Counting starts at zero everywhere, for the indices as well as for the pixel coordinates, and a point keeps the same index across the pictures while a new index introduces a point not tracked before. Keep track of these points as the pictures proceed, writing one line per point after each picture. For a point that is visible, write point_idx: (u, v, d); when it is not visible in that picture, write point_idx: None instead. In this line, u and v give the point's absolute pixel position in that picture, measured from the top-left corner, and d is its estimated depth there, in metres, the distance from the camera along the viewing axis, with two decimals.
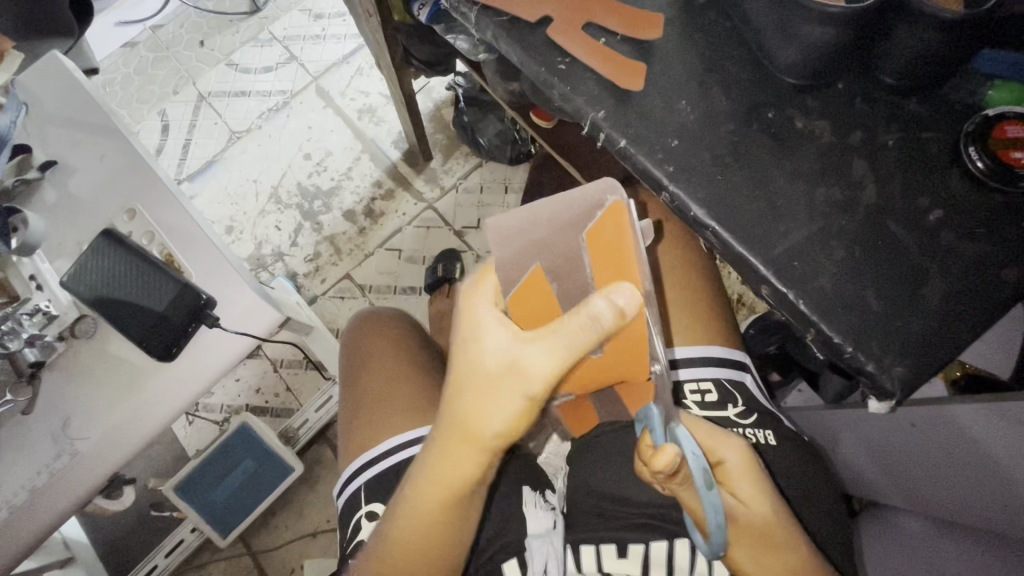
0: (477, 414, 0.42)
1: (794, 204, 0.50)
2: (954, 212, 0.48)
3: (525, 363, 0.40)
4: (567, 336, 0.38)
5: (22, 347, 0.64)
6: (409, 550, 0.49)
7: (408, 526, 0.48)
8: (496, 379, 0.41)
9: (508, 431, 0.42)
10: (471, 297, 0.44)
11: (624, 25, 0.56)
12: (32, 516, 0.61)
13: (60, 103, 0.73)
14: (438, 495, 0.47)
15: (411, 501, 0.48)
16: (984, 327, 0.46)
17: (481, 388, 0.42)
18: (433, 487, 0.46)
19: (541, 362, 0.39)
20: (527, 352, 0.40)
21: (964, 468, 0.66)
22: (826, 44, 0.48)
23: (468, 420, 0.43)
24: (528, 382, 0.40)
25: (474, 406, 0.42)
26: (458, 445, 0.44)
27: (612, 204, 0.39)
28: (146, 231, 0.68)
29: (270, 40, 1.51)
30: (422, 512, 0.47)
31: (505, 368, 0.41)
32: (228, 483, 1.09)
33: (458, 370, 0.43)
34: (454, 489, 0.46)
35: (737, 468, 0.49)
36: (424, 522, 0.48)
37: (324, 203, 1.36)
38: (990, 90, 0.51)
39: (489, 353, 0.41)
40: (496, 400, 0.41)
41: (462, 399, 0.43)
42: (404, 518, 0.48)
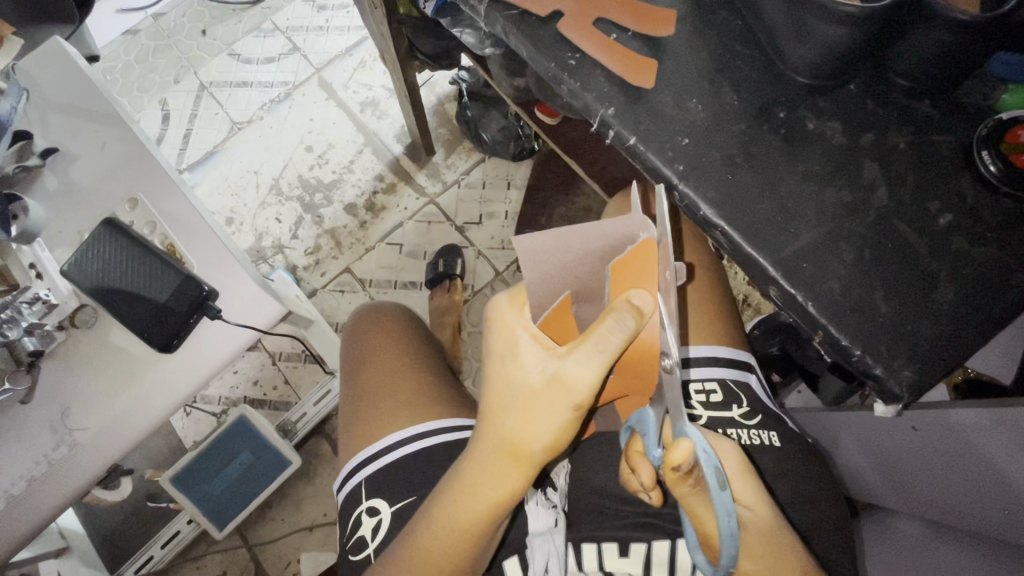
0: (522, 429, 0.42)
1: (804, 205, 0.49)
2: (963, 216, 0.48)
3: (566, 377, 0.40)
4: (605, 350, 0.39)
5: (22, 336, 0.63)
6: (452, 558, 0.49)
7: (446, 541, 0.48)
8: (539, 396, 0.41)
9: (555, 443, 0.43)
10: (504, 313, 0.43)
11: (635, 22, 0.56)
12: (28, 507, 0.61)
13: (62, 90, 0.72)
14: (482, 510, 0.46)
15: (450, 515, 0.48)
16: (993, 332, 0.46)
17: (524, 405, 0.42)
18: (476, 504, 0.46)
19: (582, 374, 0.40)
20: (567, 366, 0.40)
21: (967, 476, 0.65)
22: (838, 43, 0.47)
23: (513, 436, 0.43)
24: (574, 396, 0.40)
25: (520, 423, 0.42)
26: (503, 460, 0.44)
27: (642, 242, 0.39)
28: (149, 221, 0.67)
29: (272, 30, 1.49)
30: (464, 525, 0.47)
31: (545, 383, 0.41)
32: (225, 474, 1.09)
33: (498, 387, 0.43)
34: (499, 504, 0.46)
35: (734, 472, 0.48)
36: (466, 535, 0.48)
37: (325, 196, 1.35)
38: (1003, 94, 0.51)
39: (528, 370, 0.41)
40: (539, 416, 0.41)
41: (506, 416, 0.43)
42: (444, 531, 0.48)
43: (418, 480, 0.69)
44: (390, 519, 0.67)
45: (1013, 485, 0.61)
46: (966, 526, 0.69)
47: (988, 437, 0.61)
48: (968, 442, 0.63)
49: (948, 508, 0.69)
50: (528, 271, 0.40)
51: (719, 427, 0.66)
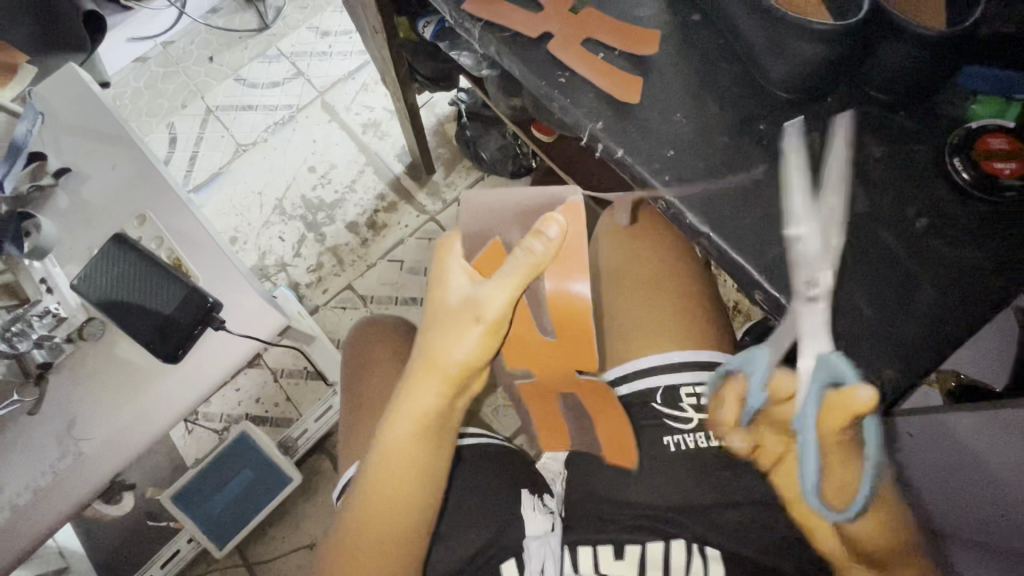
0: (443, 342, 0.51)
1: (786, 212, 0.51)
2: (942, 221, 0.50)
3: (480, 299, 0.51)
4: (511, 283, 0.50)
5: (31, 348, 0.65)
6: (408, 494, 0.54)
7: (388, 466, 0.53)
8: (457, 314, 0.51)
9: (472, 357, 0.51)
10: (441, 255, 0.55)
11: (622, 42, 0.59)
12: (30, 519, 0.62)
13: (75, 113, 0.75)
14: (414, 427, 0.53)
15: (388, 435, 0.53)
16: (972, 334, 0.47)
17: (446, 321, 0.52)
18: (408, 420, 0.52)
19: (494, 296, 0.50)
20: (482, 291, 0.51)
21: (976, 477, 0.69)
22: (814, 60, 0.50)
23: (436, 348, 0.52)
24: (484, 313, 0.51)
25: (442, 337, 0.51)
26: (426, 374, 0.52)
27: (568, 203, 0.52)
28: (156, 236, 0.70)
29: (278, 56, 1.55)
30: (400, 443, 0.53)
31: (464, 303, 0.52)
32: (225, 493, 1.10)
33: (430, 312, 0.54)
34: (427, 419, 0.53)
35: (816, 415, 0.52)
36: (406, 458, 0.53)
37: (327, 214, 1.38)
38: (973, 105, 0.53)
39: (454, 293, 0.53)
40: (457, 332, 0.51)
41: (431, 333, 0.52)
42: (385, 450, 0.53)
43: None
44: None
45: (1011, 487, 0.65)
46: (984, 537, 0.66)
47: (982, 438, 0.67)
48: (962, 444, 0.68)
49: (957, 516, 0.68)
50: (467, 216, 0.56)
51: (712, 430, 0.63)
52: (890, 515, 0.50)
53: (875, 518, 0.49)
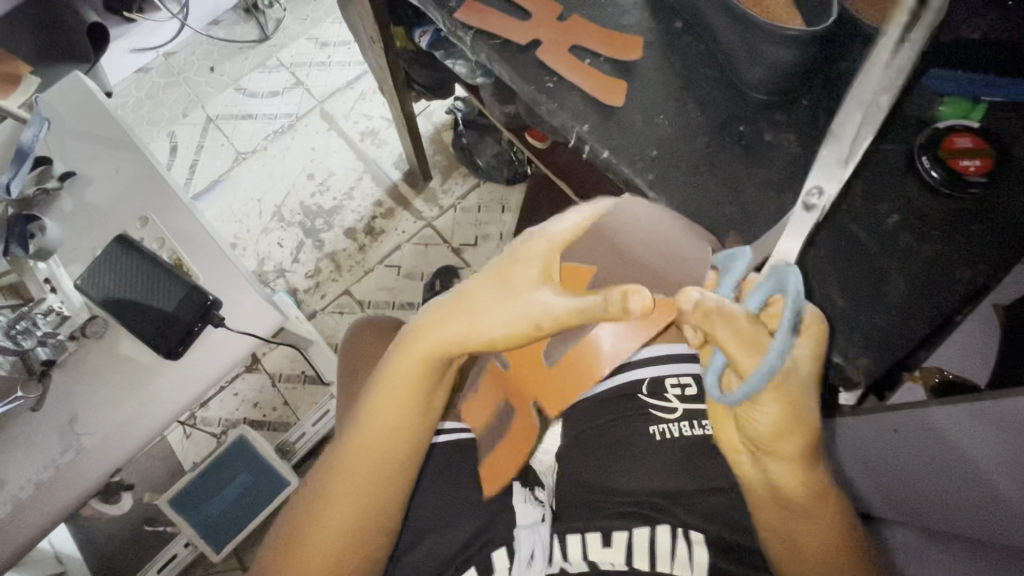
0: (485, 307, 0.50)
1: (764, 209, 0.54)
2: (912, 218, 0.52)
3: (543, 302, 0.48)
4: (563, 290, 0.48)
5: (35, 345, 0.67)
6: (401, 432, 0.54)
7: (386, 399, 0.54)
8: (514, 296, 0.49)
9: (499, 339, 0.50)
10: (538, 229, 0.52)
11: (607, 48, 0.61)
12: (31, 514, 0.63)
13: (81, 119, 0.78)
14: (420, 365, 0.53)
15: (399, 365, 0.54)
16: (942, 324, 0.50)
17: (503, 290, 0.50)
18: (420, 356, 0.53)
19: (557, 300, 0.48)
20: (550, 296, 0.48)
21: (947, 469, 0.66)
22: (788, 64, 0.53)
23: (479, 303, 0.50)
24: (535, 316, 0.48)
25: (489, 300, 0.50)
26: (453, 320, 0.52)
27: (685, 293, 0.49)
28: (158, 237, 0.72)
29: (277, 66, 1.58)
30: (406, 384, 0.54)
31: (528, 297, 0.49)
32: (223, 496, 1.12)
33: (494, 270, 0.51)
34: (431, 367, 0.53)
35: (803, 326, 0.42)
36: (402, 395, 0.54)
37: (326, 221, 1.41)
38: (939, 107, 0.55)
39: (526, 276, 0.50)
40: (503, 307, 0.49)
41: (483, 291, 0.50)
42: (391, 380, 0.54)
43: None
44: None
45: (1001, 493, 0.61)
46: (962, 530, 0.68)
47: (978, 443, 0.61)
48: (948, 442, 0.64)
49: (933, 511, 0.70)
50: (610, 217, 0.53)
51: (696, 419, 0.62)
52: (812, 424, 0.43)
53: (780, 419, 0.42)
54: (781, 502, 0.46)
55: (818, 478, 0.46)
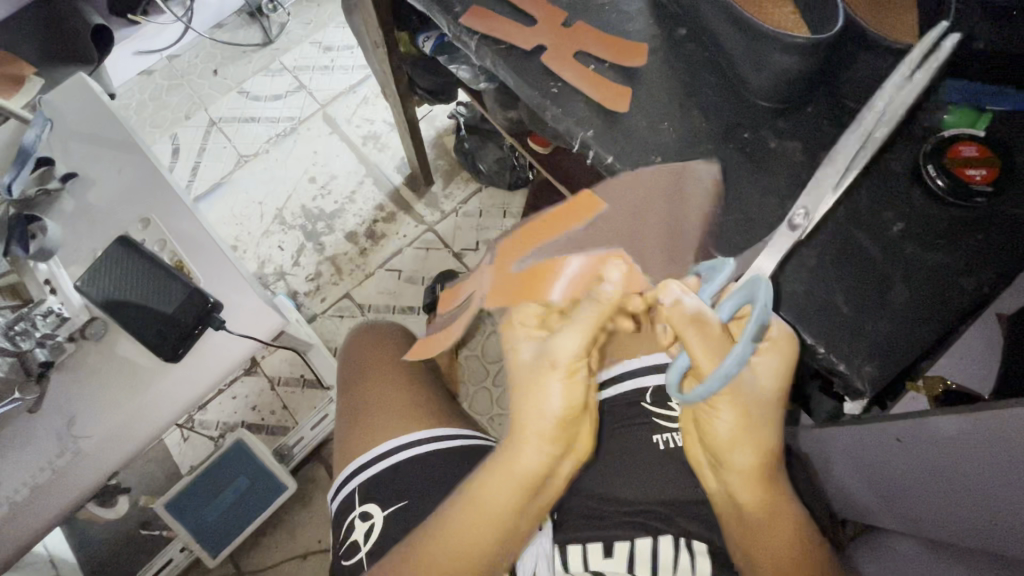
0: (532, 406, 0.46)
1: (768, 216, 0.54)
2: (918, 226, 0.52)
3: (552, 349, 0.45)
4: (597, 292, 0.46)
5: (33, 347, 0.66)
6: (457, 546, 0.47)
7: (474, 536, 0.47)
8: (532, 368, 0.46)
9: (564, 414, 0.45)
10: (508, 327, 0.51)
11: (611, 54, 0.61)
12: (27, 517, 0.62)
13: (83, 121, 0.78)
14: (512, 494, 0.47)
15: (478, 507, 0.47)
16: (949, 332, 0.49)
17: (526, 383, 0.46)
18: (505, 491, 0.46)
19: (567, 342, 0.45)
20: (552, 342, 0.45)
21: (950, 487, 0.64)
22: (794, 72, 0.53)
23: (525, 412, 0.46)
24: (562, 363, 0.45)
25: (529, 400, 0.46)
26: (515, 439, 0.47)
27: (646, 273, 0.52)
28: (159, 239, 0.72)
29: (281, 70, 1.58)
30: (496, 516, 0.47)
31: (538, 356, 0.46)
32: (219, 500, 1.11)
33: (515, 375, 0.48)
34: (531, 482, 0.46)
35: (773, 342, 0.46)
36: (497, 527, 0.47)
37: (327, 224, 1.40)
38: (945, 115, 0.56)
39: (523, 348, 0.48)
40: (541, 387, 0.45)
41: (520, 395, 0.47)
42: (472, 522, 0.47)
43: (404, 488, 0.69)
44: (383, 523, 0.67)
45: (995, 508, 0.60)
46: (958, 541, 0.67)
47: (968, 456, 0.60)
48: (946, 451, 0.62)
49: (931, 520, 0.69)
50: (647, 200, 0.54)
51: None
52: (766, 431, 0.46)
53: (735, 416, 0.45)
54: (734, 507, 0.49)
55: (773, 488, 0.48)
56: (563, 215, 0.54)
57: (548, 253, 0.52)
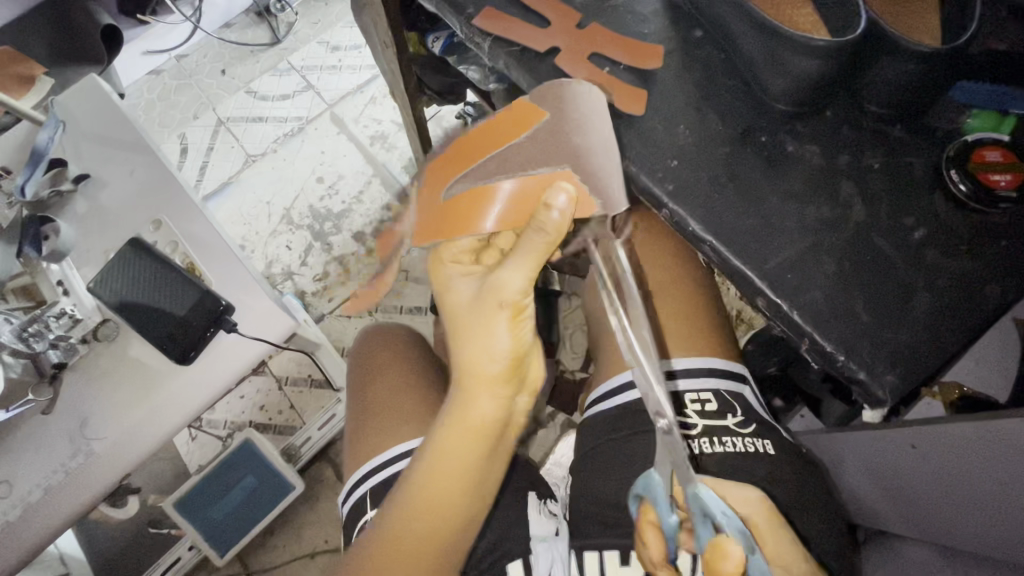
0: (476, 347, 0.50)
1: (786, 221, 0.53)
2: (939, 232, 0.51)
3: (498, 283, 0.50)
4: (543, 219, 0.48)
5: (47, 348, 0.67)
6: (438, 487, 0.51)
7: (443, 472, 0.51)
8: (472, 308, 0.51)
9: (511, 348, 0.50)
10: (453, 275, 0.55)
11: (626, 56, 0.61)
12: (41, 518, 0.62)
13: (95, 122, 0.78)
14: (471, 430, 0.51)
15: (445, 446, 0.51)
16: (971, 340, 0.48)
17: (464, 325, 0.51)
18: (467, 427, 0.51)
19: (513, 278, 0.50)
20: (498, 278, 0.50)
21: (972, 491, 0.62)
22: (813, 75, 0.52)
23: (472, 352, 0.50)
24: (503, 297, 0.50)
25: (473, 341, 0.50)
26: (466, 382, 0.51)
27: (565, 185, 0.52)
28: (170, 241, 0.72)
29: (288, 69, 1.58)
30: (457, 453, 0.51)
31: (479, 296, 0.51)
32: (228, 500, 1.11)
33: (453, 318, 0.53)
34: (486, 427, 0.51)
35: (762, 523, 0.54)
36: (465, 464, 0.51)
37: (335, 224, 1.40)
38: (968, 118, 0.55)
39: (462, 291, 0.54)
40: (482, 327, 0.50)
41: (461, 335, 0.51)
42: (437, 460, 0.52)
43: None
44: None
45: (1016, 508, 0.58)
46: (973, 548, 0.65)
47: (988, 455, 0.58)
48: (965, 457, 0.61)
49: (945, 526, 0.67)
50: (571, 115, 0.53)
51: (715, 435, 0.66)
52: None
53: None
54: None
55: None
56: (505, 128, 0.54)
57: (483, 176, 0.54)
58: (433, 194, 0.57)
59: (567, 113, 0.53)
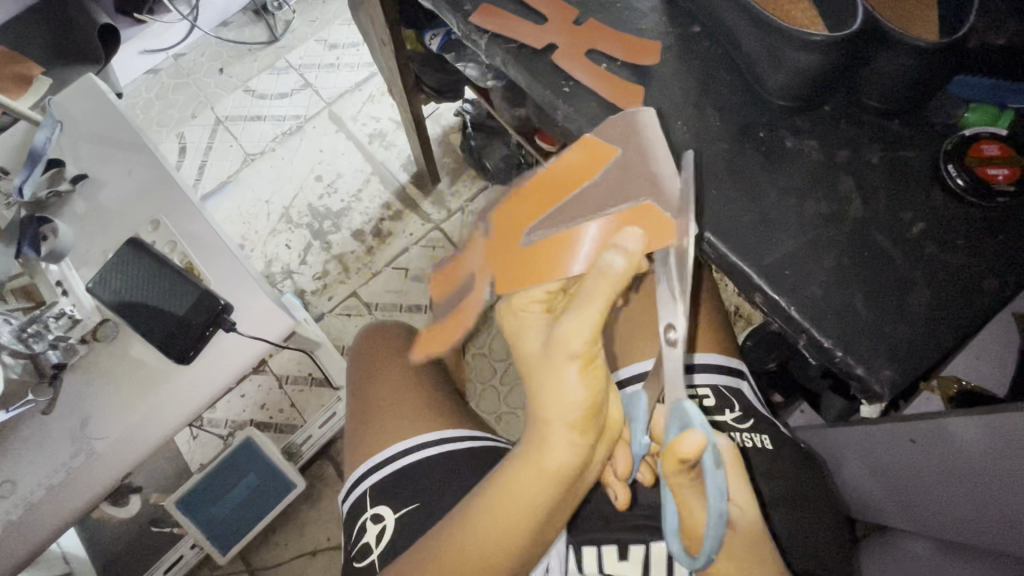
0: (547, 399, 0.44)
1: (784, 216, 0.53)
2: (937, 226, 0.51)
3: (563, 333, 0.42)
4: (604, 263, 0.41)
5: (46, 349, 0.66)
6: (498, 536, 0.46)
7: (501, 524, 0.46)
8: (541, 356, 0.45)
9: (586, 401, 0.43)
10: (517, 317, 0.48)
11: (623, 52, 0.60)
12: (43, 518, 0.62)
13: (93, 122, 0.78)
14: (544, 481, 0.45)
15: (506, 496, 0.46)
16: (967, 334, 0.48)
17: (537, 370, 0.45)
18: (538, 479, 0.45)
19: (578, 326, 0.42)
20: (561, 328, 0.43)
21: (971, 486, 0.62)
22: (810, 69, 0.52)
23: (542, 403, 0.45)
24: (570, 348, 0.42)
25: (544, 392, 0.44)
26: (540, 434, 0.45)
27: (644, 206, 0.44)
28: (169, 240, 0.72)
29: (286, 68, 1.58)
30: (522, 508, 0.46)
31: (545, 343, 0.45)
32: (229, 498, 1.11)
33: (524, 363, 0.47)
34: (560, 477, 0.45)
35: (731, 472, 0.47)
36: (528, 518, 0.46)
37: (334, 222, 1.40)
38: (966, 113, 0.55)
39: (534, 333, 0.47)
40: (552, 377, 0.44)
41: (533, 383, 0.46)
42: (494, 512, 0.46)
43: (417, 489, 0.69)
44: (395, 525, 0.67)
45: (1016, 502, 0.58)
46: (976, 541, 0.65)
47: (989, 449, 0.58)
48: (967, 454, 0.61)
49: (948, 520, 0.67)
50: (632, 148, 0.48)
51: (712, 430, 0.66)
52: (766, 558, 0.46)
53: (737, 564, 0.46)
54: None
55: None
56: (566, 176, 0.50)
57: (553, 225, 0.48)
58: (501, 249, 0.53)
59: (638, 143, 0.48)
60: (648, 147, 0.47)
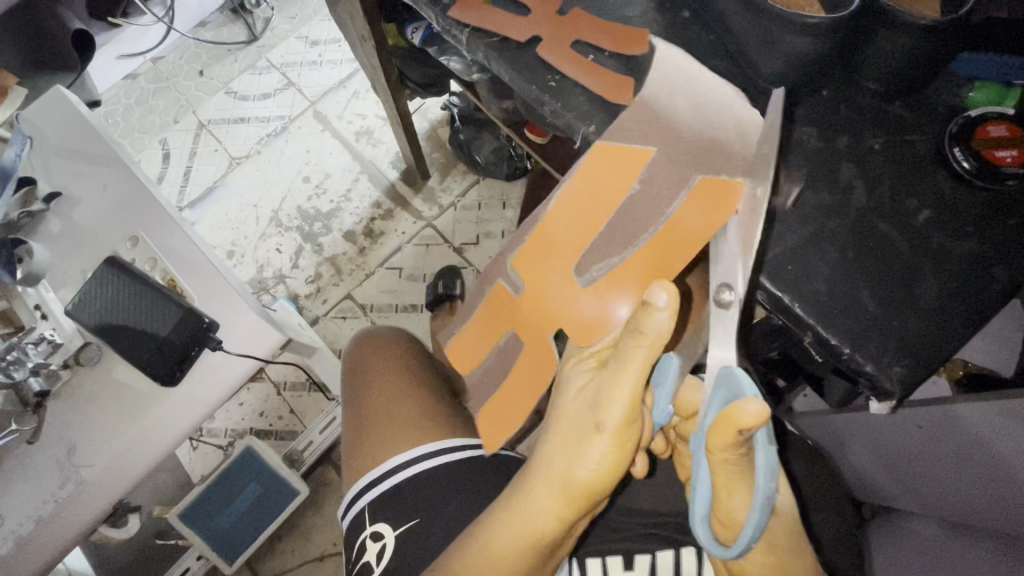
0: (568, 459, 0.46)
1: (785, 209, 0.51)
2: (944, 212, 0.49)
3: (605, 401, 0.43)
4: (640, 321, 0.40)
5: (27, 376, 0.64)
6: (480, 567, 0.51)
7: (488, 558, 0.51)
8: (573, 417, 0.47)
9: (605, 469, 0.45)
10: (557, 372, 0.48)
11: (611, 42, 0.58)
12: (35, 549, 0.61)
13: (64, 135, 0.75)
14: (533, 528, 0.49)
15: (495, 533, 0.50)
16: (978, 324, 0.47)
17: (562, 427, 0.47)
18: (529, 523, 0.49)
19: (615, 401, 0.43)
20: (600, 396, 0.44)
21: (973, 469, 0.61)
22: (808, 52, 0.49)
23: (560, 461, 0.47)
24: (603, 419, 0.44)
25: (565, 453, 0.46)
26: (551, 485, 0.48)
27: (699, 183, 0.41)
28: (149, 257, 0.69)
29: (267, 67, 1.54)
30: (508, 549, 0.50)
31: (577, 405, 0.46)
32: (231, 510, 1.10)
33: (554, 420, 0.48)
34: (546, 529, 0.49)
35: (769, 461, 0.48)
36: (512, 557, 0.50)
37: (325, 225, 1.38)
38: (971, 92, 0.53)
39: (566, 390, 0.47)
40: (579, 442, 0.45)
41: (550, 440, 0.48)
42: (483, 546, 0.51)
43: (419, 503, 0.67)
44: (395, 543, 0.66)
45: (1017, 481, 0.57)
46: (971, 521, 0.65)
47: (1000, 434, 0.57)
48: (976, 439, 0.59)
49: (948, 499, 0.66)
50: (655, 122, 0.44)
51: None
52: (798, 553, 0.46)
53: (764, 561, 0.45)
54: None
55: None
56: (602, 188, 0.45)
57: (610, 249, 0.44)
58: (548, 291, 0.46)
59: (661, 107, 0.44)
60: (666, 117, 0.44)
